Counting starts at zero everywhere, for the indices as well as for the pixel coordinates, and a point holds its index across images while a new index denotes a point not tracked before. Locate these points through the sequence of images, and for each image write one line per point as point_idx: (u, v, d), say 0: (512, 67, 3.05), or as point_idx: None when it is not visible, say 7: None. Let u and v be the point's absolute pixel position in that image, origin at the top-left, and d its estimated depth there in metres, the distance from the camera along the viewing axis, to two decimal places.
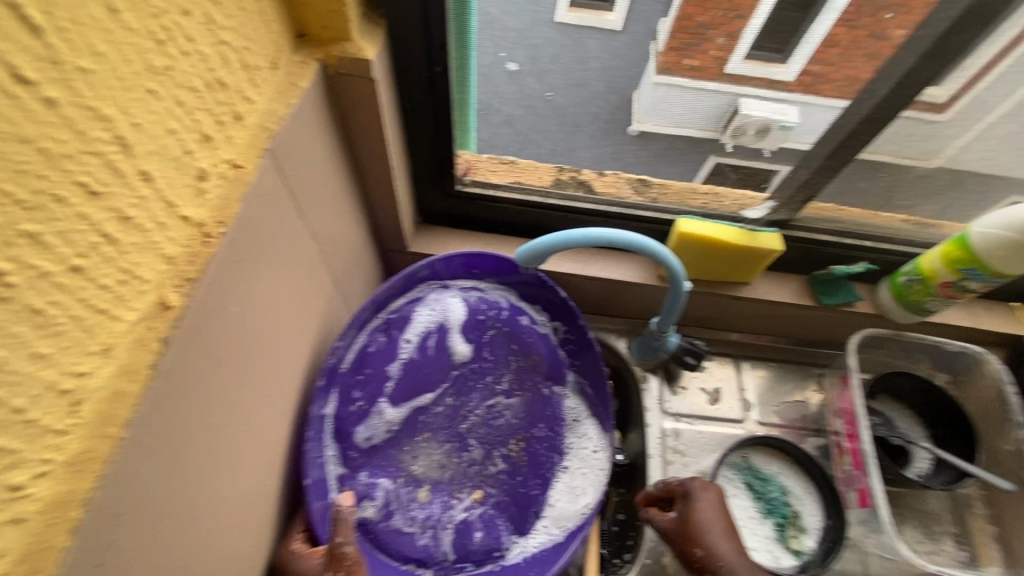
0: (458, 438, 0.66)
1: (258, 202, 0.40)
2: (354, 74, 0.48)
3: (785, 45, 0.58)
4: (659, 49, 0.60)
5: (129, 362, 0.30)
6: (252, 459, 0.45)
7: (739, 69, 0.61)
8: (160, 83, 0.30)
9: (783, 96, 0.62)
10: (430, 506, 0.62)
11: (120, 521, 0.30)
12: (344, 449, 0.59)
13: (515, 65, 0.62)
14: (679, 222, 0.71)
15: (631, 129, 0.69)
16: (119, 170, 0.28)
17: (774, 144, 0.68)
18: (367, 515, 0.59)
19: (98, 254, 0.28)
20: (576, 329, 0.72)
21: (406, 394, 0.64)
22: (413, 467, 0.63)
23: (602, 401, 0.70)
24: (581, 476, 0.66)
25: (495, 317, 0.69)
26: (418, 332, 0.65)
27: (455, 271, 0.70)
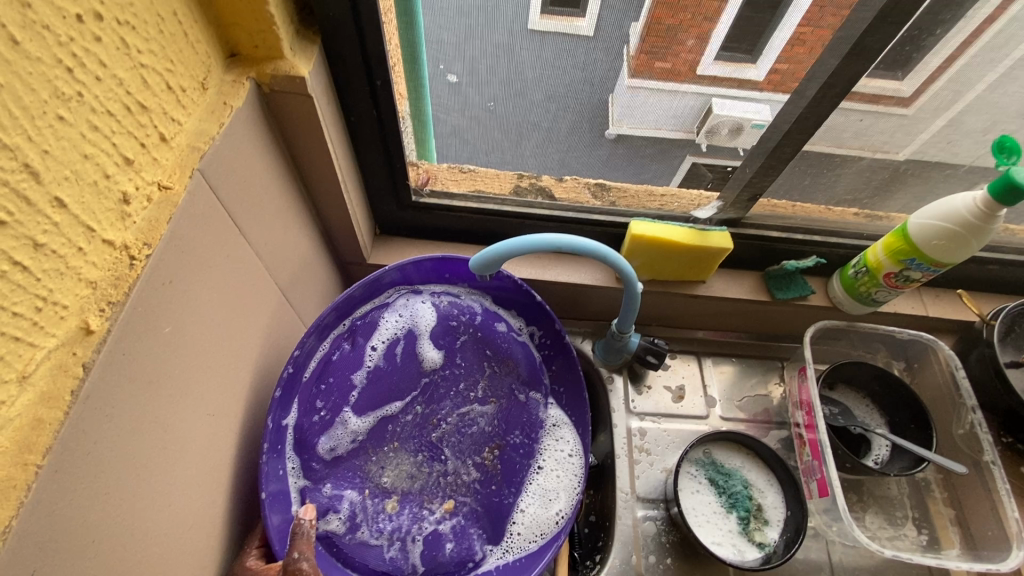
0: (429, 447, 0.65)
1: (193, 217, 0.40)
2: (291, 91, 0.48)
3: (755, 46, 0.55)
4: (632, 53, 0.55)
5: (48, 389, 0.30)
6: (193, 479, 0.44)
7: (711, 71, 0.57)
8: (71, 110, 0.30)
9: (754, 95, 0.60)
10: (398, 518, 0.61)
11: (44, 550, 0.30)
12: (305, 460, 0.59)
13: (454, 77, 0.59)
14: (633, 225, 0.72)
15: (608, 132, 0.65)
16: (29, 198, 0.28)
17: (750, 140, 0.66)
18: (332, 527, 0.59)
19: (8, 282, 0.28)
20: (552, 332, 0.72)
21: (373, 403, 0.63)
22: (381, 479, 0.62)
23: (579, 408, 0.70)
24: (555, 479, 0.66)
25: (467, 323, 0.70)
26: (384, 338, 0.66)
27: (425, 276, 0.70)
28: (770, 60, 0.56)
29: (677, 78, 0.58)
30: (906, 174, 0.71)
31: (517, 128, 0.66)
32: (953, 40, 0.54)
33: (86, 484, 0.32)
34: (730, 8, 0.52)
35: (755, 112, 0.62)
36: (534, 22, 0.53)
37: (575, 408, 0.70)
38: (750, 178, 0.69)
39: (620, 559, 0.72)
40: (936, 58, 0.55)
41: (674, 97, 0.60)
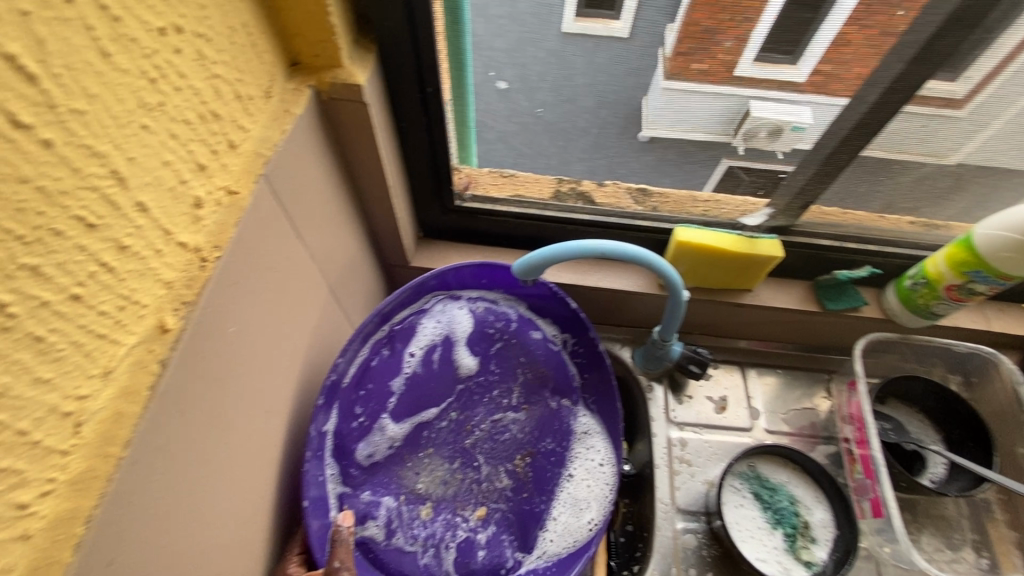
0: (463, 453, 0.66)
1: (255, 223, 0.41)
2: (348, 98, 0.49)
3: (798, 46, 0.54)
4: (668, 54, 0.56)
5: (129, 384, 0.31)
6: (244, 474, 0.45)
7: (749, 72, 0.57)
8: (154, 118, 0.32)
9: (797, 98, 0.59)
10: (432, 524, 0.61)
11: (123, 537, 0.31)
12: (343, 467, 0.59)
13: (505, 83, 0.60)
14: (678, 231, 0.71)
15: (641, 135, 0.65)
16: (116, 202, 0.30)
17: (790, 144, 0.64)
18: (370, 533, 0.58)
19: (96, 282, 0.29)
20: (586, 341, 0.71)
21: (409, 409, 0.64)
22: (416, 484, 0.63)
23: (608, 417, 0.70)
24: (585, 488, 0.66)
25: (502, 330, 0.70)
26: (422, 344, 0.66)
27: (463, 281, 0.70)
28: (811, 62, 0.55)
29: (711, 79, 0.57)
30: (971, 180, 0.68)
31: (565, 134, 0.66)
32: (1021, 38, 0.51)
33: (153, 485, 0.33)
34: (772, 7, 0.51)
35: (794, 114, 0.61)
36: (567, 24, 0.53)
37: (605, 412, 0.70)
38: (789, 185, 0.69)
39: (659, 570, 0.71)
40: (1002, 60, 0.53)
41: (712, 99, 0.60)
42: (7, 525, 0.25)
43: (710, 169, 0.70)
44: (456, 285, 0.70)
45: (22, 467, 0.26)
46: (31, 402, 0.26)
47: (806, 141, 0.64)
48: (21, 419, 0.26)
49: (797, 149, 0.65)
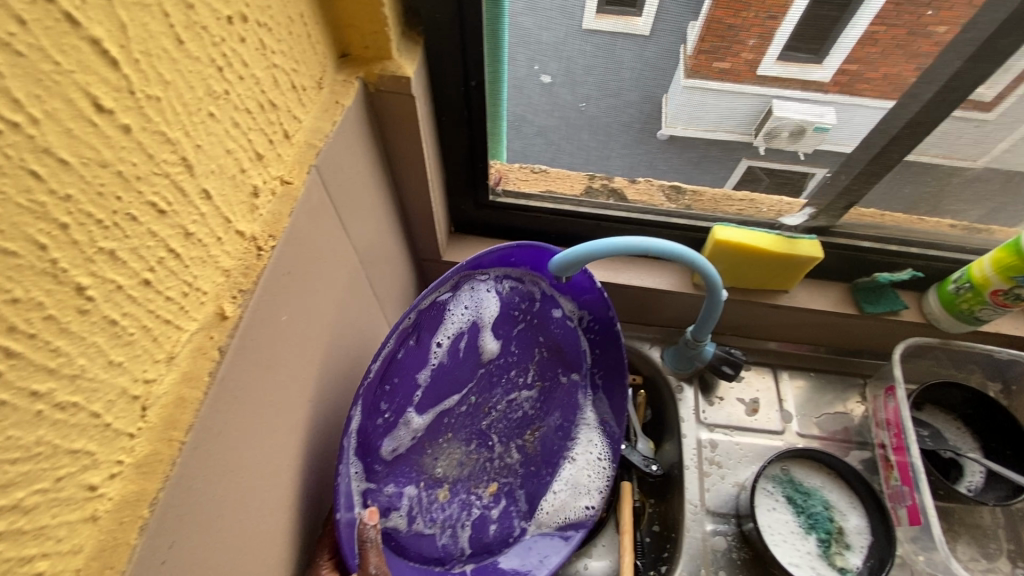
0: (479, 435, 0.64)
1: (305, 214, 0.41)
2: (395, 90, 0.49)
3: (824, 45, 0.52)
4: (688, 53, 0.55)
5: (190, 370, 0.31)
6: (286, 467, 0.45)
7: (772, 71, 0.55)
8: (219, 107, 0.32)
9: (821, 98, 0.57)
10: (449, 506, 0.61)
11: (181, 525, 0.31)
12: (368, 463, 0.56)
13: (548, 78, 0.59)
14: (717, 230, 0.70)
15: (660, 133, 0.64)
16: (183, 189, 0.30)
17: (812, 144, 0.63)
18: (392, 523, 0.58)
19: (164, 268, 0.29)
20: (603, 319, 0.67)
21: (433, 399, 0.61)
22: (435, 469, 0.61)
23: (617, 404, 0.70)
24: (585, 476, 0.68)
25: (526, 312, 0.65)
26: (450, 333, 0.61)
27: (496, 261, 0.63)
28: (836, 61, 0.53)
29: (736, 79, 0.56)
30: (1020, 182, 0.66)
31: (605, 129, 0.65)
32: None
33: (200, 480, 0.32)
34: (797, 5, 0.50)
35: (819, 115, 0.59)
36: (588, 21, 0.53)
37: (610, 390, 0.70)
38: (811, 190, 0.71)
39: (687, 572, 0.71)
40: None
41: (739, 97, 0.58)
42: (78, 507, 0.25)
43: (733, 169, 0.69)
44: (487, 265, 0.63)
45: (95, 449, 0.26)
46: (105, 385, 0.26)
47: (843, 142, 0.63)
48: (95, 402, 0.25)
49: (821, 150, 0.64)
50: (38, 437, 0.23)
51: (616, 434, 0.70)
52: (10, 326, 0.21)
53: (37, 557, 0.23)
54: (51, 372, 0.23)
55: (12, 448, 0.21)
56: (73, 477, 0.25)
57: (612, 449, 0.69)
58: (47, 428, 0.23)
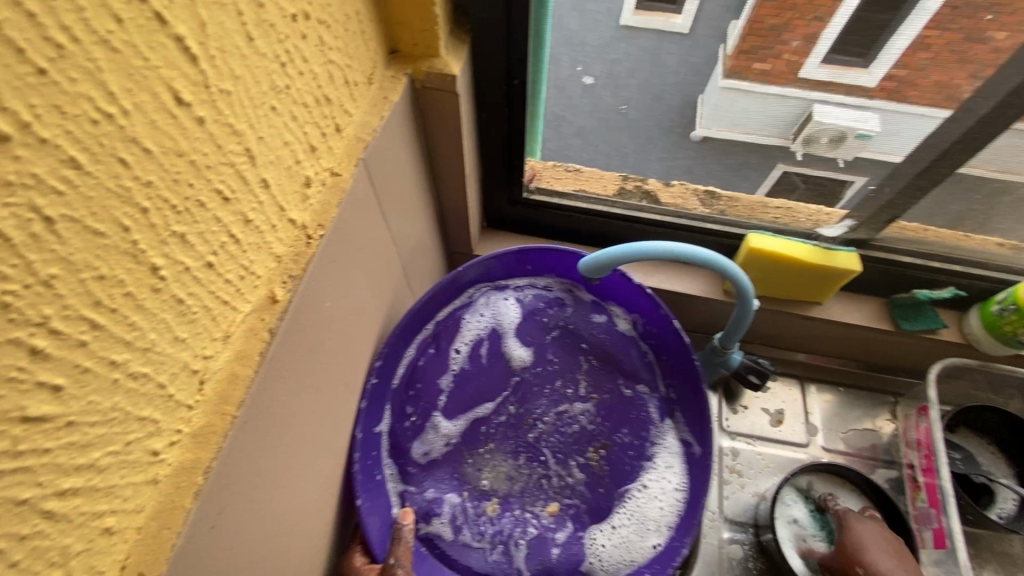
0: (528, 449, 0.63)
1: (352, 205, 0.43)
2: (440, 88, 0.50)
3: (870, 50, 0.54)
4: (728, 53, 0.59)
5: (243, 348, 0.33)
6: (324, 454, 0.47)
7: (816, 74, 0.58)
8: (281, 100, 0.34)
9: (864, 103, 0.59)
10: (500, 520, 0.60)
11: (229, 492, 0.33)
12: (401, 465, 0.60)
13: (591, 78, 0.62)
14: (750, 237, 0.70)
15: (694, 134, 0.68)
16: (246, 178, 0.31)
17: (852, 152, 0.64)
18: (434, 530, 0.59)
19: (225, 252, 0.31)
20: (658, 319, 0.67)
21: (463, 405, 0.63)
22: (479, 480, 0.61)
23: (698, 419, 0.64)
24: (657, 509, 0.60)
25: (556, 317, 0.67)
26: (468, 339, 0.65)
27: (508, 270, 0.69)
28: (884, 64, 0.54)
29: (775, 79, 0.59)
30: None
31: None
32: None
33: (249, 452, 0.34)
34: (844, 9, 0.52)
35: (862, 121, 0.60)
36: (626, 17, 0.57)
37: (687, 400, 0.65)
38: (847, 200, 0.71)
39: None
40: None
41: (775, 100, 0.61)
42: (142, 469, 0.27)
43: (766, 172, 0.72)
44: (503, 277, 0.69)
45: (159, 417, 0.28)
46: (168, 359, 0.28)
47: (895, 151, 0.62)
48: (162, 373, 0.27)
49: (861, 157, 0.64)
50: (113, 403, 0.25)
51: (703, 452, 0.62)
52: (97, 300, 0.23)
53: (106, 513, 0.25)
54: (127, 344, 0.25)
55: (92, 411, 0.23)
56: (140, 442, 0.27)
57: (696, 472, 0.62)
58: (121, 396, 0.25)
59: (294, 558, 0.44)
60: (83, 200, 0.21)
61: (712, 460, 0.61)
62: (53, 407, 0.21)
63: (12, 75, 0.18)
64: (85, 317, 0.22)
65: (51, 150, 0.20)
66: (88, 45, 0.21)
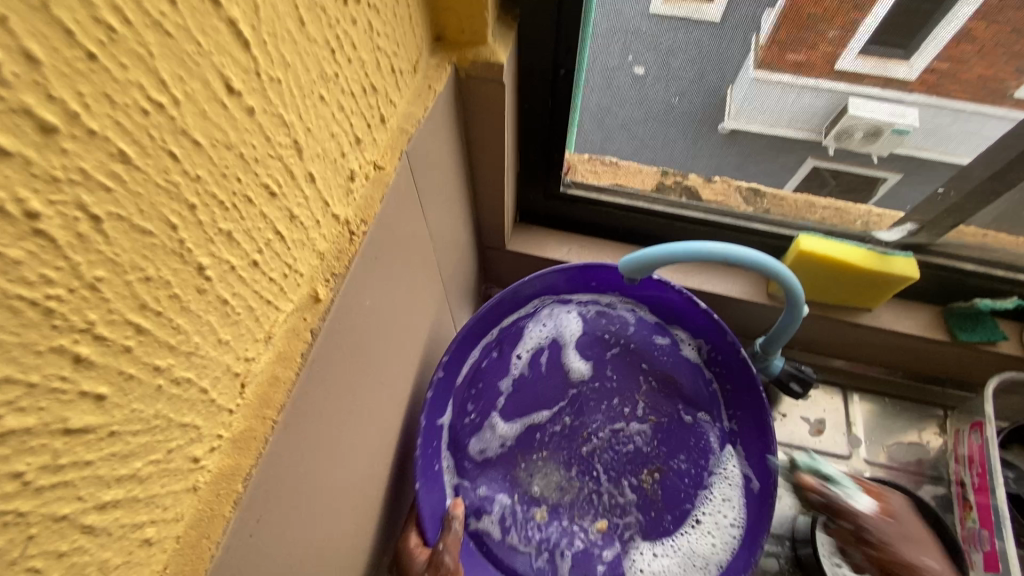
0: (580, 461, 0.68)
1: (393, 199, 0.42)
2: (486, 77, 0.48)
3: (913, 40, 0.50)
4: (761, 43, 0.52)
5: (285, 350, 0.32)
6: (367, 453, 0.46)
7: (851, 67, 0.52)
8: (329, 90, 0.32)
9: (904, 98, 0.54)
10: (547, 528, 0.64)
11: (268, 498, 0.32)
12: (459, 459, 0.65)
13: (641, 69, 0.57)
14: (799, 239, 0.66)
15: (722, 126, 0.61)
16: (292, 172, 0.30)
17: (887, 148, 0.60)
18: (483, 527, 0.64)
19: (270, 250, 0.29)
20: (725, 349, 0.69)
21: (520, 410, 0.69)
22: (531, 486, 0.66)
23: (761, 453, 0.66)
24: (708, 544, 0.64)
25: (618, 335, 0.72)
26: (529, 347, 0.71)
27: (572, 285, 0.71)
28: (927, 56, 0.50)
29: (811, 73, 0.53)
30: None
31: (696, 125, 0.62)
32: None
33: (288, 458, 0.33)
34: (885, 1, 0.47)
35: (900, 115, 0.56)
36: (656, 5, 0.51)
37: (749, 431, 0.68)
38: (879, 196, 0.67)
39: None
40: None
41: (816, 95, 0.56)
42: (183, 476, 0.26)
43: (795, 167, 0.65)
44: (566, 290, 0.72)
45: (200, 422, 0.26)
46: (212, 362, 0.26)
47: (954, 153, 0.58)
48: (205, 378, 0.26)
49: (897, 153, 0.60)
50: (156, 410, 0.23)
51: (760, 489, 0.65)
52: (142, 303, 0.21)
53: (146, 523, 0.24)
54: (171, 349, 0.23)
55: (134, 419, 0.22)
56: (181, 449, 0.25)
57: (754, 510, 0.64)
58: (163, 402, 0.24)
59: (341, 548, 0.45)
60: (131, 197, 0.20)
61: (774, 501, 0.63)
62: (95, 417, 0.20)
63: (60, 60, 0.17)
64: (130, 322, 0.21)
65: (100, 144, 0.18)
66: (141, 28, 0.19)
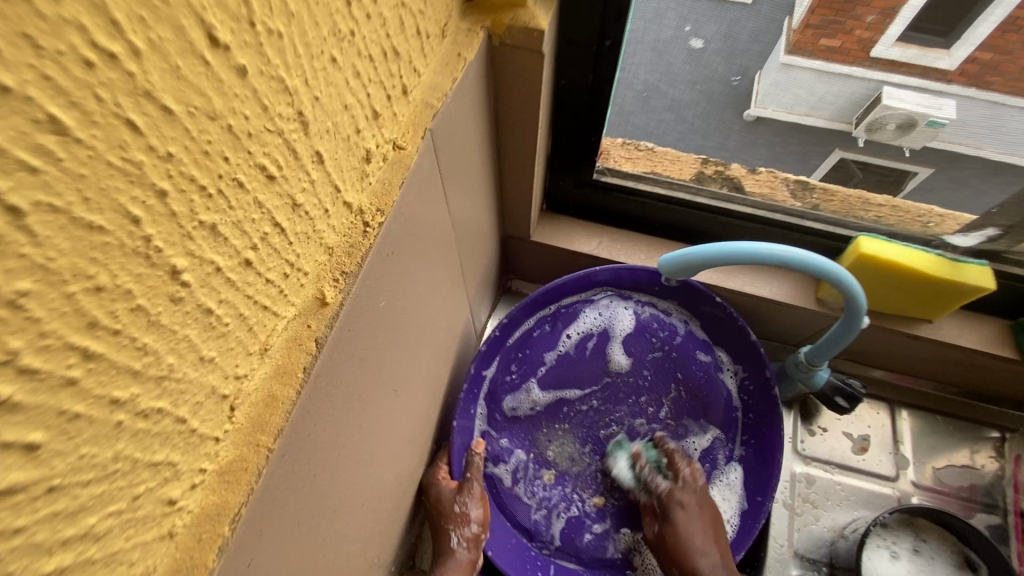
0: (595, 442, 0.68)
1: (415, 184, 0.36)
2: (523, 46, 0.42)
3: (956, 28, 0.45)
4: (795, 26, 0.47)
5: (284, 364, 0.27)
6: (388, 442, 0.43)
7: (889, 53, 0.47)
8: (343, 52, 0.26)
9: (942, 87, 0.49)
10: (552, 489, 0.66)
11: (263, 534, 0.27)
12: (491, 411, 0.66)
13: (699, 42, 0.50)
14: (859, 241, 0.60)
15: (749, 113, 0.55)
16: (296, 150, 0.24)
17: (920, 142, 0.53)
18: (497, 474, 0.65)
19: (267, 246, 0.24)
20: (757, 377, 0.68)
21: (557, 382, 0.68)
22: (546, 450, 0.67)
23: (766, 469, 0.65)
24: None
25: (664, 340, 0.69)
26: (580, 330, 0.69)
27: (636, 283, 0.69)
28: (970, 43, 0.45)
29: (840, 58, 0.48)
30: None
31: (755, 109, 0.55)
32: None
33: (290, 485, 0.28)
34: None
35: (937, 107, 0.50)
36: None
37: (758, 467, 0.66)
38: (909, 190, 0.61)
39: None
40: None
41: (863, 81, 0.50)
42: (155, 523, 0.21)
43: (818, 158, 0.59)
44: (629, 288, 0.69)
45: (176, 458, 0.21)
46: (193, 384, 0.21)
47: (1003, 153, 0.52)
48: (183, 405, 0.21)
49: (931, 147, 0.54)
50: (116, 452, 0.18)
51: (759, 502, 0.65)
52: (91, 321, 0.16)
53: None
54: (135, 375, 0.18)
55: (86, 467, 0.17)
56: (152, 492, 0.21)
57: (746, 518, 0.64)
58: (126, 441, 0.19)
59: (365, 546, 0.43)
60: (71, 180, 0.15)
61: (764, 520, 0.63)
62: (26, 473, 0.15)
63: None
64: (74, 346, 0.16)
65: (18, 106, 0.13)
66: None
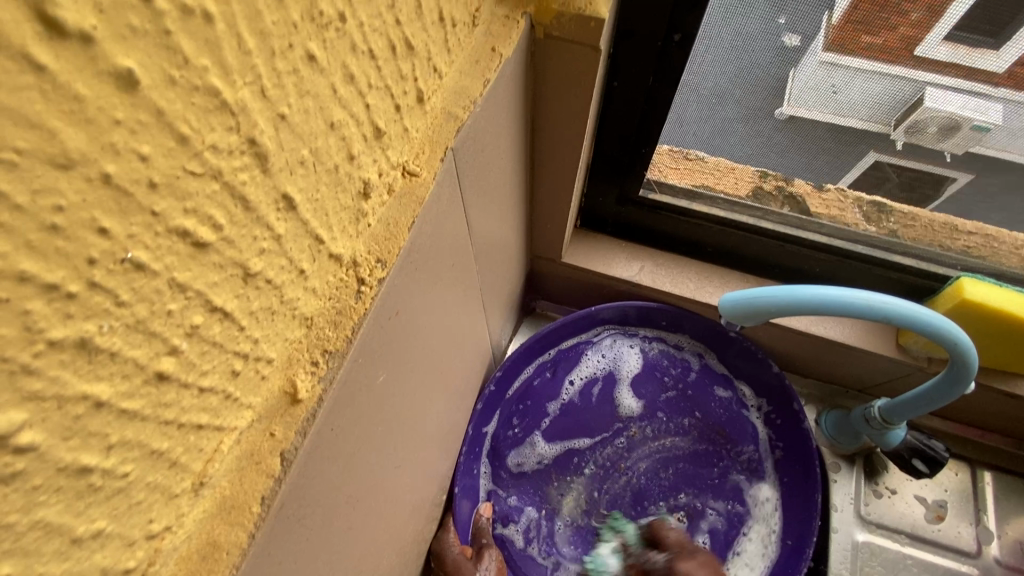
0: (612, 492, 0.61)
1: (431, 221, 0.28)
2: (574, 40, 0.33)
3: (1011, 25, 0.37)
4: (834, 24, 0.39)
5: (231, 495, 0.19)
6: (386, 533, 0.35)
7: (935, 53, 0.39)
8: (328, 44, 0.17)
9: (985, 89, 0.41)
10: (568, 547, 0.59)
11: None
12: (495, 468, 0.59)
13: (791, 39, 0.40)
14: (962, 284, 0.50)
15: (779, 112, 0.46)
16: (247, 196, 0.16)
17: (961, 148, 0.45)
18: (507, 535, 0.57)
19: (199, 342, 0.16)
20: (786, 414, 0.61)
21: (565, 432, 0.61)
22: (559, 505, 0.60)
23: (803, 509, 0.59)
24: None
25: (677, 379, 0.64)
26: (584, 375, 0.63)
27: (645, 318, 0.62)
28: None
29: (884, 57, 0.40)
30: None
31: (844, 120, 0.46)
32: None
33: None
34: None
35: (981, 109, 0.42)
36: None
37: (792, 506, 0.59)
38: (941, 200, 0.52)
39: None
40: None
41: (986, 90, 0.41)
42: None
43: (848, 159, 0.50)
44: (635, 324, 0.63)
45: None
46: None
47: None
48: None
49: (972, 152, 0.46)
50: None
51: (792, 546, 0.58)
52: None
53: None
54: None
55: None
56: None
57: (784, 561, 0.57)
58: None
59: None
60: None
61: (808, 561, 0.56)
62: None
63: None
64: None
65: None
66: None
